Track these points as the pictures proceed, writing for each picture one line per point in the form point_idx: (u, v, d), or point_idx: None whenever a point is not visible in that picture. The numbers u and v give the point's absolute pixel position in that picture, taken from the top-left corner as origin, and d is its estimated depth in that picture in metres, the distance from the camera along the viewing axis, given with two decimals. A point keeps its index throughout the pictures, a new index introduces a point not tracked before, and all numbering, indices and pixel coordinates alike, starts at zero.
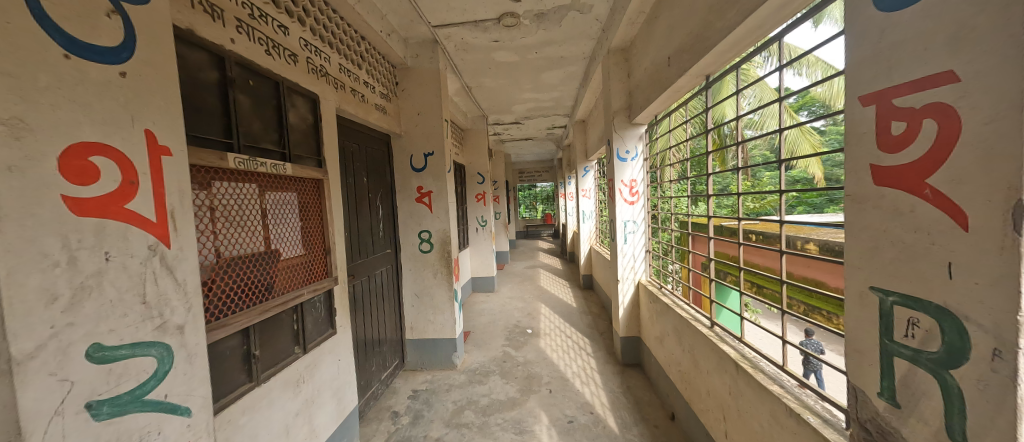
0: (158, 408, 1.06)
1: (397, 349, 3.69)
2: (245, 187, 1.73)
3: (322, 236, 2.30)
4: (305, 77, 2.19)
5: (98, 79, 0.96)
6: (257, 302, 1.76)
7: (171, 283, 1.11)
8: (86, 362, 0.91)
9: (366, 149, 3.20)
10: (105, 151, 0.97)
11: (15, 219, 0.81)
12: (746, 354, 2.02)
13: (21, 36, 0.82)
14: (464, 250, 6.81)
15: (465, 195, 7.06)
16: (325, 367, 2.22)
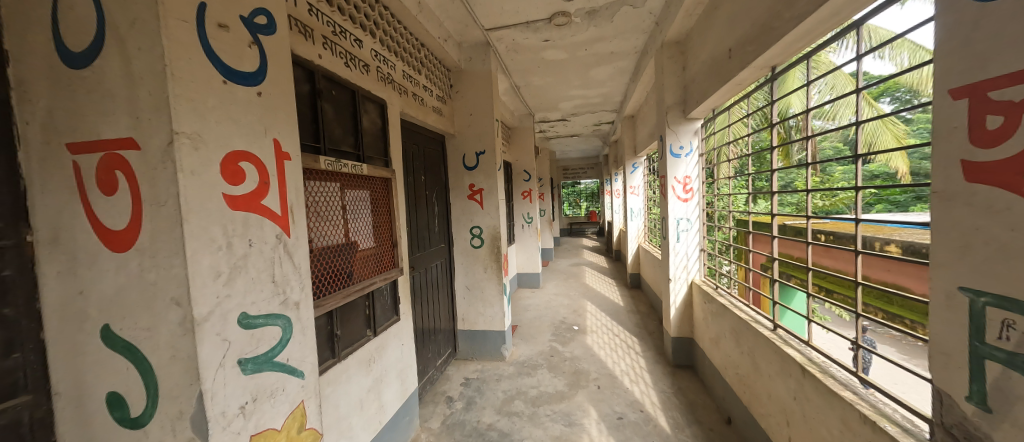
0: (283, 369, 1.29)
1: (450, 338, 3.92)
2: (330, 186, 1.96)
3: (390, 231, 2.52)
4: (375, 85, 2.40)
5: (242, 98, 1.18)
6: (340, 287, 1.99)
7: (290, 266, 1.34)
8: (238, 326, 1.13)
9: (424, 150, 3.41)
10: (248, 157, 1.19)
11: (198, 211, 1.02)
12: (813, 358, 1.94)
13: (200, 68, 1.04)
14: (511, 247, 6.98)
15: (511, 192, 7.23)
16: (392, 350, 2.44)
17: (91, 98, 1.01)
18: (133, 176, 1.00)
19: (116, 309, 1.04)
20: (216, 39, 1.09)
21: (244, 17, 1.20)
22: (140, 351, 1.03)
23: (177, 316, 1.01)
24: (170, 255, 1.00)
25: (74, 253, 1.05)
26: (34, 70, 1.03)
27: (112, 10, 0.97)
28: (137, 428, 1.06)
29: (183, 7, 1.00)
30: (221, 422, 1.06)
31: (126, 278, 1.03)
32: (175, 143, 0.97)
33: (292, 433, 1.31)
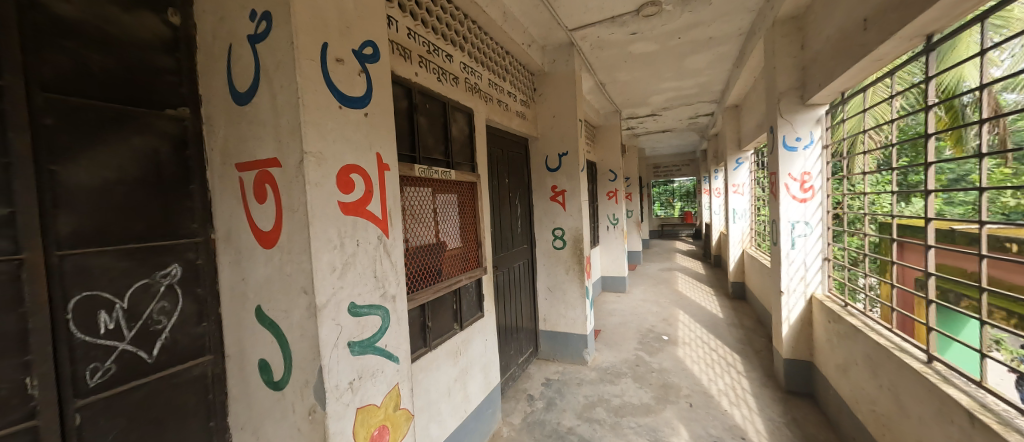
0: (382, 353, 1.47)
1: (532, 337, 3.99)
2: (423, 190, 2.15)
3: (476, 232, 2.65)
4: (463, 96, 2.55)
5: (352, 119, 1.38)
6: (430, 283, 2.17)
7: (388, 263, 1.52)
8: (348, 313, 1.33)
9: (508, 153, 3.51)
10: (357, 169, 1.39)
11: (320, 215, 1.23)
12: (989, 404, 1.46)
13: (322, 97, 1.25)
14: (595, 249, 6.77)
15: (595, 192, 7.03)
16: (477, 344, 2.57)
17: (248, 126, 1.27)
18: (277, 188, 1.24)
19: (264, 294, 1.30)
20: (334, 71, 1.30)
21: (355, 51, 1.40)
22: (280, 328, 1.28)
23: (305, 302, 1.23)
24: (300, 251, 1.22)
25: (239, 249, 1.34)
26: (214, 107, 1.34)
27: (263, 57, 1.22)
28: (277, 391, 1.30)
29: (311, 48, 1.22)
30: (335, 393, 1.25)
31: (270, 269, 1.28)
32: (304, 159, 1.18)
33: (389, 410, 1.49)
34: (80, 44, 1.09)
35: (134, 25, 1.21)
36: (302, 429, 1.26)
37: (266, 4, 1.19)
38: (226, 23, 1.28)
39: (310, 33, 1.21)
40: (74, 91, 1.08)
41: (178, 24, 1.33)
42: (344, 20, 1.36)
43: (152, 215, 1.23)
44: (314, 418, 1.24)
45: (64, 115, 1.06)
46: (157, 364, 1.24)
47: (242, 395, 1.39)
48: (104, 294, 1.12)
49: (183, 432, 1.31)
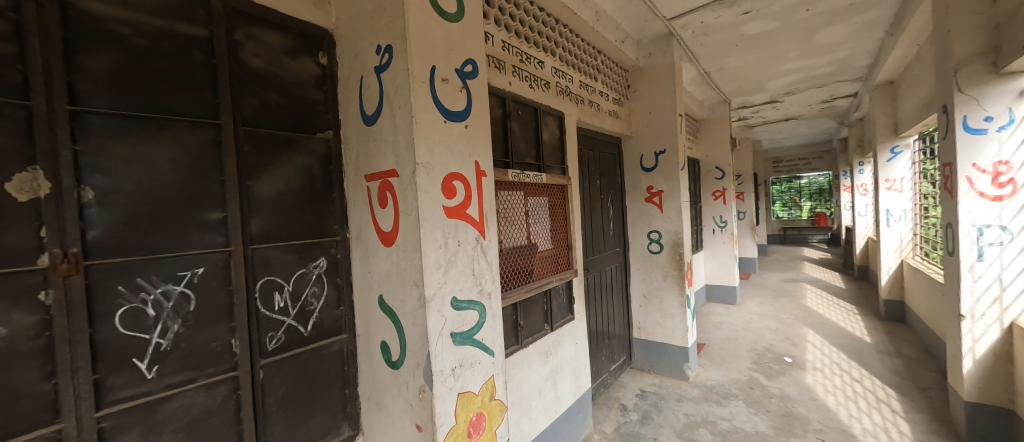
0: (479, 345, 1.58)
1: (625, 345, 3.81)
2: (517, 194, 2.19)
3: (567, 234, 2.60)
4: (555, 100, 2.57)
5: (455, 131, 1.52)
6: (523, 283, 2.20)
7: (484, 262, 1.63)
8: (450, 306, 1.46)
9: (600, 154, 3.41)
10: (458, 176, 1.53)
11: (428, 218, 1.39)
12: None
13: (431, 114, 1.41)
14: (698, 254, 6.14)
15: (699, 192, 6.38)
16: (567, 347, 2.56)
17: (375, 143, 1.50)
18: (395, 194, 1.44)
19: (385, 285, 1.52)
20: (440, 90, 1.46)
21: (458, 69, 1.54)
22: (397, 316, 1.47)
23: (416, 294, 1.39)
24: (412, 249, 1.40)
25: (366, 247, 1.59)
26: (349, 129, 1.62)
27: (386, 83, 1.43)
28: (395, 369, 1.50)
29: (422, 72, 1.38)
30: (440, 377, 1.39)
31: (390, 265, 1.49)
32: (416, 170, 1.35)
33: (485, 399, 1.59)
34: (265, 88, 1.44)
35: (298, 69, 1.54)
36: (413, 405, 1.43)
37: (388, 38, 1.40)
38: (359, 59, 1.54)
39: (422, 58, 1.38)
40: (260, 124, 1.42)
41: (326, 64, 1.64)
42: (449, 43, 1.51)
43: (308, 218, 1.55)
44: (423, 397, 1.40)
45: (254, 142, 1.40)
46: (310, 337, 1.55)
47: (368, 370, 1.64)
48: (278, 279, 1.45)
49: (327, 394, 1.60)
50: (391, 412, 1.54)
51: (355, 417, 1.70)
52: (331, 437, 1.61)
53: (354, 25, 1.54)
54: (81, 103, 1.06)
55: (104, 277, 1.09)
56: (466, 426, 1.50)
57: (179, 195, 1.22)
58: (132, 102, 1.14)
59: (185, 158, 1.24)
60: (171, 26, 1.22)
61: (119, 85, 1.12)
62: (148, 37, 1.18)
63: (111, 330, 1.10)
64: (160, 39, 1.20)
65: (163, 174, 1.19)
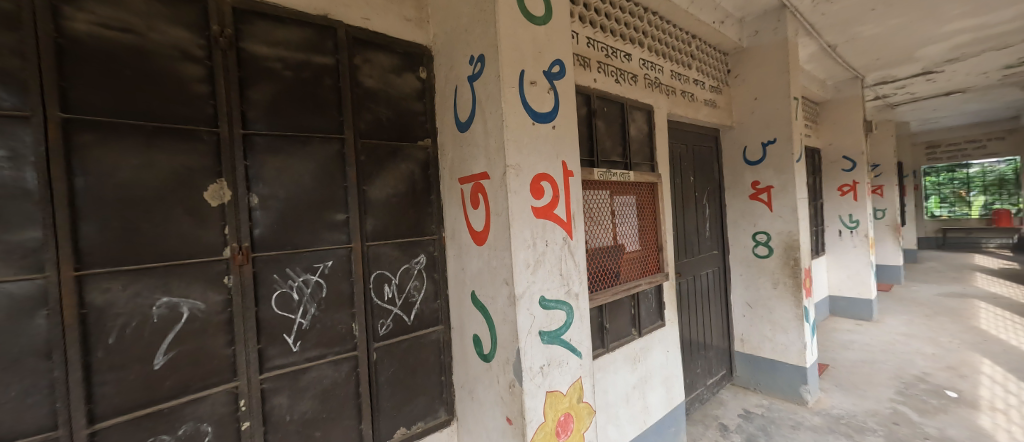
0: (567, 345, 1.58)
1: (725, 358, 3.44)
2: (603, 193, 2.11)
3: (656, 235, 2.44)
4: (643, 93, 2.43)
5: (542, 133, 1.54)
6: (609, 285, 2.12)
7: (571, 263, 1.62)
8: (538, 306, 1.48)
9: (694, 148, 3.12)
10: (546, 177, 1.54)
11: (518, 218, 1.43)
12: None
13: (520, 116, 1.45)
14: (819, 260, 5.29)
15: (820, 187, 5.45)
16: (657, 354, 2.41)
17: (468, 147, 1.60)
18: (487, 196, 1.51)
19: (477, 282, 1.61)
20: (529, 93, 1.49)
21: (546, 71, 1.56)
22: (488, 311, 1.54)
23: (506, 292, 1.45)
24: (503, 248, 1.45)
25: (460, 245, 1.71)
26: (445, 136, 1.75)
27: (478, 91, 1.51)
28: (486, 362, 1.58)
29: (512, 77, 1.43)
30: (529, 373, 1.43)
31: (481, 263, 1.57)
32: (507, 171, 1.40)
33: (573, 401, 1.58)
34: (377, 104, 1.63)
35: (402, 85, 1.71)
36: (504, 398, 1.49)
37: (481, 48, 1.47)
38: (454, 70, 1.65)
39: (512, 64, 1.43)
40: (374, 136, 1.61)
41: (425, 77, 1.80)
42: (538, 47, 1.53)
43: (410, 219, 1.72)
44: (513, 391, 1.44)
45: (368, 153, 1.60)
46: (413, 326, 1.72)
47: (462, 361, 1.76)
48: (387, 272, 1.64)
49: (426, 379, 1.76)
50: (483, 403, 1.62)
51: (450, 403, 1.83)
52: (430, 419, 1.76)
53: (450, 39, 1.66)
54: (249, 127, 1.33)
55: (265, 266, 1.35)
56: (555, 425, 1.51)
57: (314, 199, 1.46)
58: (282, 123, 1.40)
59: (318, 168, 1.47)
60: (309, 58, 1.46)
61: (274, 110, 1.38)
62: (293, 70, 1.43)
63: (269, 309, 1.36)
64: (301, 70, 1.45)
65: (304, 181, 1.44)
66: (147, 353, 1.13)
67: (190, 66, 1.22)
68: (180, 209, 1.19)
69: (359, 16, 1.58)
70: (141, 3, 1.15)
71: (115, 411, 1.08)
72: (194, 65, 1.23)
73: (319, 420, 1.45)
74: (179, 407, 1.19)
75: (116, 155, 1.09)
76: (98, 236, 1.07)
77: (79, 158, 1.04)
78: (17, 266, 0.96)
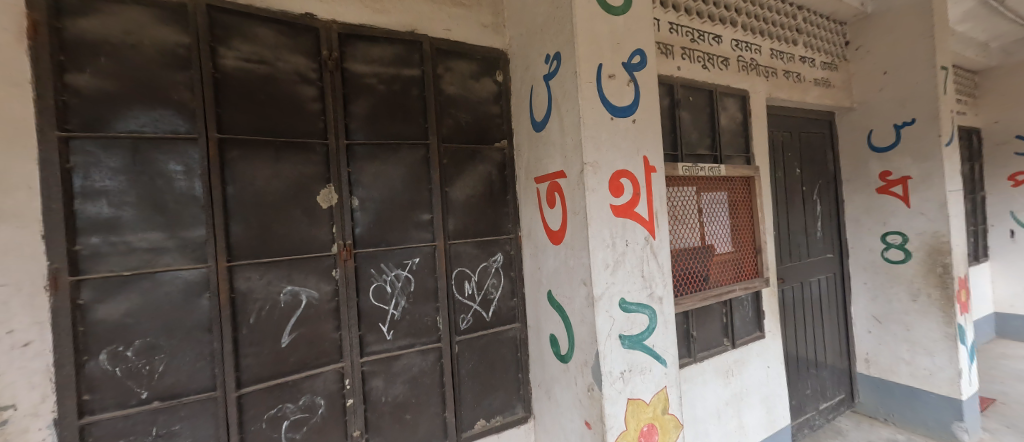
0: (650, 352, 1.48)
1: (844, 380, 2.93)
2: (688, 189, 1.94)
3: (753, 235, 2.18)
4: (736, 77, 2.19)
5: (622, 127, 1.47)
6: (697, 290, 1.95)
7: (655, 265, 1.52)
8: (619, 309, 1.42)
9: (799, 136, 2.72)
10: (626, 174, 1.46)
11: (596, 217, 1.38)
12: None
13: (599, 111, 1.40)
14: (980, 266, 4.25)
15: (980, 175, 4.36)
16: (755, 369, 2.15)
17: (543, 146, 1.60)
18: (564, 195, 1.49)
19: (554, 281, 1.60)
20: (607, 86, 1.43)
21: (625, 63, 1.48)
22: (565, 311, 1.52)
23: (584, 293, 1.41)
24: (581, 248, 1.42)
25: (537, 244, 1.71)
26: (521, 136, 1.77)
27: (554, 89, 1.50)
28: (564, 363, 1.56)
29: (590, 72, 1.39)
30: (609, 378, 1.37)
31: (558, 262, 1.56)
32: (585, 170, 1.37)
33: (657, 411, 1.48)
34: (457, 110, 1.72)
35: (479, 89, 1.78)
36: (582, 401, 1.46)
37: (557, 46, 1.46)
38: (530, 70, 1.67)
39: (590, 59, 1.39)
40: (454, 140, 1.70)
41: (501, 80, 1.84)
42: (617, 38, 1.47)
43: (488, 218, 1.78)
44: (592, 395, 1.40)
45: (450, 156, 1.69)
46: (491, 322, 1.77)
47: (538, 360, 1.76)
48: (466, 269, 1.72)
49: (504, 375, 1.80)
50: (561, 403, 1.60)
51: (527, 400, 1.85)
52: (507, 414, 1.80)
53: (526, 40, 1.68)
54: (351, 138, 1.49)
55: (364, 261, 1.51)
56: (638, 435, 1.43)
57: (404, 200, 1.59)
58: (377, 132, 1.54)
59: (407, 172, 1.60)
60: (399, 71, 1.60)
61: (370, 121, 1.53)
62: (385, 83, 1.57)
63: (368, 300, 1.51)
64: (392, 83, 1.59)
65: (395, 185, 1.57)
66: (277, 333, 1.34)
67: (305, 88, 1.42)
68: (299, 211, 1.39)
69: (441, 28, 1.68)
70: (271, 38, 1.36)
71: (254, 379, 1.30)
72: (308, 86, 1.43)
73: (409, 404, 1.57)
74: (300, 381, 1.38)
75: (254, 166, 1.32)
76: (242, 233, 1.29)
77: (229, 170, 1.27)
78: (189, 257, 1.21)
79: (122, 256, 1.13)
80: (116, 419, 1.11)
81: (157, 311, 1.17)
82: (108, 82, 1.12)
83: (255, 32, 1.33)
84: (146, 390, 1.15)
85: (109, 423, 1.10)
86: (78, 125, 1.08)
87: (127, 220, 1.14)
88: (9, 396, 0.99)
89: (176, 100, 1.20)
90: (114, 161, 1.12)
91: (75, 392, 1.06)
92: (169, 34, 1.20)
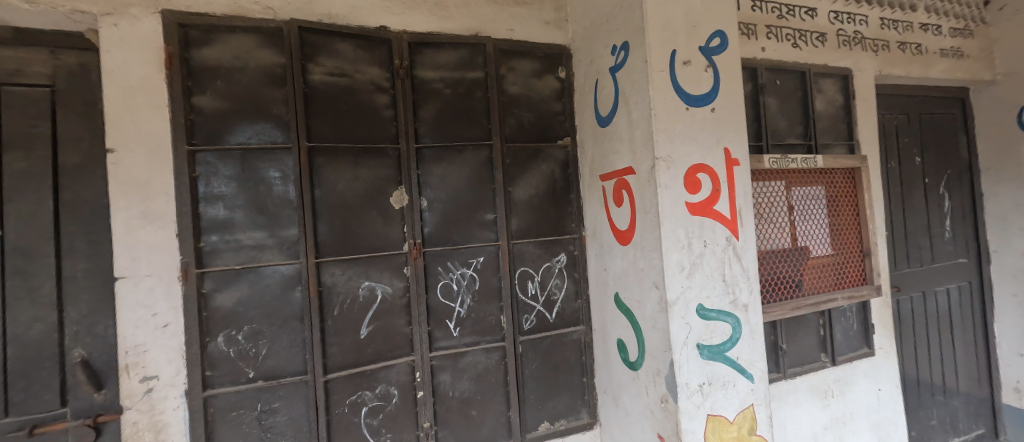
0: (734, 365, 1.34)
1: (983, 412, 2.41)
2: (777, 184, 1.74)
3: (858, 236, 1.89)
4: (835, 54, 1.91)
5: (700, 117, 1.34)
6: (788, 297, 1.73)
7: (739, 268, 1.37)
8: (696, 315, 1.30)
9: (919, 118, 2.29)
10: (704, 168, 1.34)
11: (669, 216, 1.28)
12: None
13: (672, 101, 1.31)
14: None
15: None
16: (862, 390, 1.85)
17: (610, 142, 1.53)
18: (633, 193, 1.41)
19: (621, 283, 1.52)
20: (681, 74, 1.32)
21: (702, 47, 1.36)
22: (635, 316, 1.44)
23: (656, 297, 1.32)
24: (652, 249, 1.33)
25: (602, 244, 1.65)
26: (585, 133, 1.72)
27: (621, 81, 1.43)
28: (633, 370, 1.48)
29: (661, 60, 1.30)
30: (685, 391, 1.26)
31: (626, 263, 1.48)
32: (656, 165, 1.28)
33: (742, 431, 1.34)
34: (520, 109, 1.72)
35: (542, 87, 1.76)
36: (655, 412, 1.37)
37: (625, 35, 1.39)
38: (595, 64, 1.61)
39: (662, 46, 1.30)
40: (517, 139, 1.70)
41: (564, 76, 1.80)
42: (693, 21, 1.35)
43: (551, 218, 1.76)
44: (666, 407, 1.31)
45: (513, 156, 1.70)
46: (555, 324, 1.74)
47: (605, 365, 1.70)
48: (529, 269, 1.71)
49: (569, 378, 1.76)
50: (630, 412, 1.52)
51: (593, 406, 1.79)
52: (572, 418, 1.76)
53: (591, 33, 1.62)
54: (420, 142, 1.56)
55: (433, 260, 1.57)
56: None
57: (469, 200, 1.62)
58: (444, 135, 1.60)
59: (471, 173, 1.63)
60: (464, 75, 1.64)
61: (438, 124, 1.59)
62: (451, 87, 1.62)
63: (435, 297, 1.57)
64: (458, 86, 1.63)
65: (460, 186, 1.61)
66: (356, 325, 1.45)
67: (380, 96, 1.51)
68: (375, 211, 1.49)
69: (504, 28, 1.69)
70: (351, 51, 1.47)
71: (339, 366, 1.41)
72: (383, 94, 1.52)
73: (475, 400, 1.61)
74: (376, 371, 1.47)
75: (337, 171, 1.43)
76: (327, 232, 1.41)
77: (317, 175, 1.40)
78: (285, 254, 1.35)
79: (234, 252, 1.30)
80: (231, 393, 1.28)
81: (261, 301, 1.32)
82: (223, 101, 1.30)
83: (337, 47, 1.45)
84: (253, 369, 1.30)
85: (226, 396, 1.27)
86: (202, 140, 1.27)
87: (238, 221, 1.30)
88: (154, 368, 1.19)
89: (275, 114, 1.35)
90: (229, 170, 1.30)
91: (201, 368, 1.24)
92: (269, 55, 1.35)
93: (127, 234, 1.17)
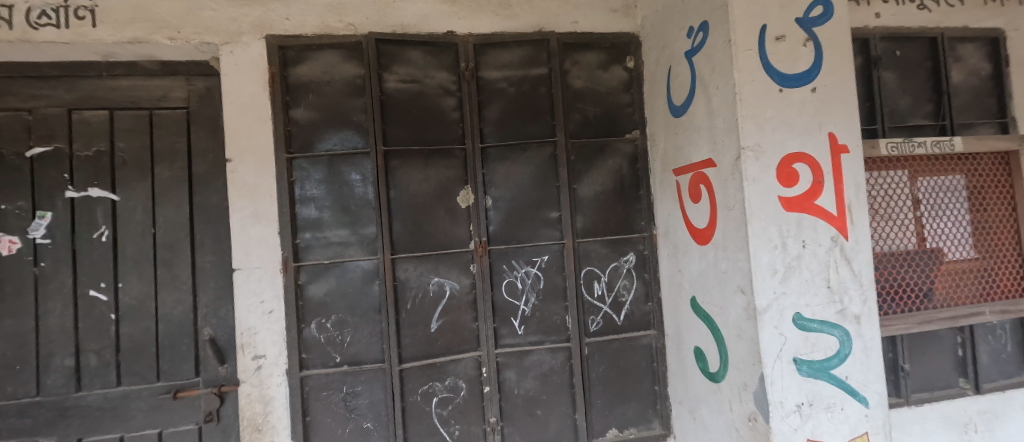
0: (842, 385, 1.15)
1: None
2: (898, 174, 1.47)
3: (1014, 236, 1.53)
4: (979, 13, 1.56)
5: (796, 99, 1.17)
6: (914, 309, 1.46)
7: (848, 272, 1.18)
8: (793, 326, 1.14)
9: None
10: (801, 158, 1.17)
11: (759, 212, 1.15)
12: None
13: (761, 84, 1.16)
14: None
15: None
16: (1018, 428, 1.50)
17: (685, 133, 1.42)
18: (713, 188, 1.29)
19: (700, 287, 1.40)
20: (773, 51, 1.17)
21: (800, 18, 1.18)
22: (716, 323, 1.32)
23: (742, 302, 1.19)
24: (737, 250, 1.20)
25: (677, 243, 1.53)
26: (656, 124, 1.62)
27: (699, 66, 1.31)
28: (714, 382, 1.35)
29: (748, 38, 1.16)
30: (780, 411, 1.12)
31: (706, 265, 1.36)
32: (742, 155, 1.15)
33: None
34: (584, 103, 1.67)
35: (608, 79, 1.69)
36: (740, 430, 1.24)
37: (704, 14, 1.27)
38: (668, 49, 1.50)
39: (748, 22, 1.16)
40: (582, 134, 1.65)
41: (632, 66, 1.71)
42: None
43: (618, 216, 1.68)
44: (755, 426, 1.17)
45: (577, 152, 1.65)
46: (623, 326, 1.66)
47: (680, 374, 1.58)
48: (595, 269, 1.65)
49: (638, 385, 1.67)
50: (710, 427, 1.40)
51: (665, 416, 1.67)
52: (642, 427, 1.67)
53: (663, 17, 1.51)
54: (485, 142, 1.59)
55: (498, 258, 1.59)
56: None
57: (532, 199, 1.62)
58: (508, 134, 1.61)
59: (535, 171, 1.62)
60: (527, 72, 1.63)
61: (502, 124, 1.61)
62: (515, 85, 1.62)
63: (500, 295, 1.59)
64: (522, 84, 1.63)
65: (524, 184, 1.61)
66: (427, 318, 1.52)
67: (448, 99, 1.57)
68: (443, 210, 1.55)
69: (569, 21, 1.65)
70: (421, 58, 1.55)
71: (413, 357, 1.50)
72: (450, 97, 1.57)
73: (540, 400, 1.60)
74: (446, 363, 1.53)
75: (409, 172, 1.51)
76: (401, 230, 1.50)
77: (392, 176, 1.49)
78: (366, 250, 1.46)
79: (324, 248, 1.44)
80: (322, 375, 1.42)
81: (346, 293, 1.45)
82: (315, 112, 1.45)
83: (409, 55, 1.54)
84: (339, 355, 1.44)
85: (318, 377, 1.42)
86: (298, 149, 1.43)
87: (326, 220, 1.44)
88: (262, 348, 1.36)
89: (356, 121, 1.47)
90: (319, 174, 1.44)
91: (298, 350, 1.39)
92: (351, 67, 1.47)
93: (241, 232, 1.35)
